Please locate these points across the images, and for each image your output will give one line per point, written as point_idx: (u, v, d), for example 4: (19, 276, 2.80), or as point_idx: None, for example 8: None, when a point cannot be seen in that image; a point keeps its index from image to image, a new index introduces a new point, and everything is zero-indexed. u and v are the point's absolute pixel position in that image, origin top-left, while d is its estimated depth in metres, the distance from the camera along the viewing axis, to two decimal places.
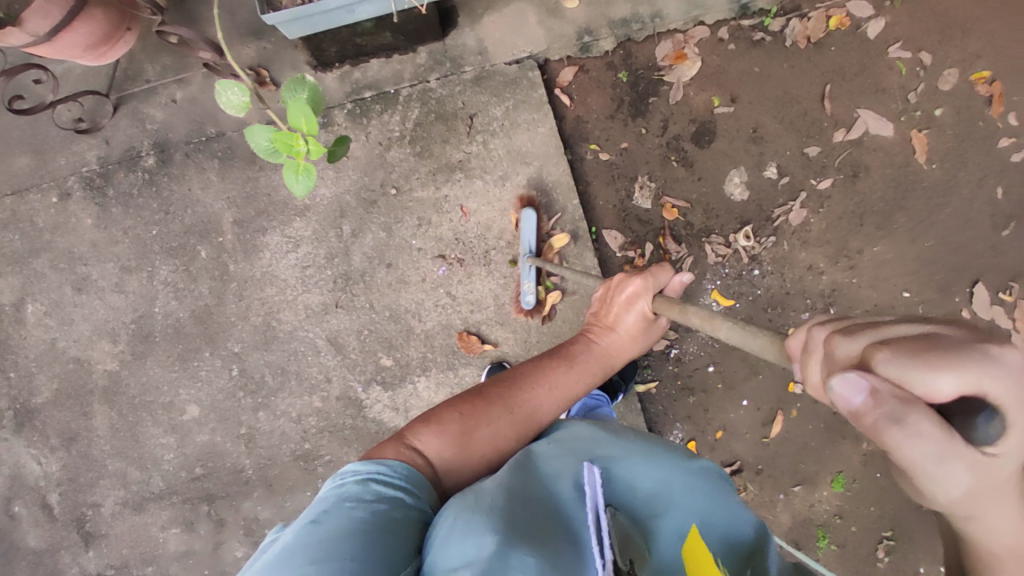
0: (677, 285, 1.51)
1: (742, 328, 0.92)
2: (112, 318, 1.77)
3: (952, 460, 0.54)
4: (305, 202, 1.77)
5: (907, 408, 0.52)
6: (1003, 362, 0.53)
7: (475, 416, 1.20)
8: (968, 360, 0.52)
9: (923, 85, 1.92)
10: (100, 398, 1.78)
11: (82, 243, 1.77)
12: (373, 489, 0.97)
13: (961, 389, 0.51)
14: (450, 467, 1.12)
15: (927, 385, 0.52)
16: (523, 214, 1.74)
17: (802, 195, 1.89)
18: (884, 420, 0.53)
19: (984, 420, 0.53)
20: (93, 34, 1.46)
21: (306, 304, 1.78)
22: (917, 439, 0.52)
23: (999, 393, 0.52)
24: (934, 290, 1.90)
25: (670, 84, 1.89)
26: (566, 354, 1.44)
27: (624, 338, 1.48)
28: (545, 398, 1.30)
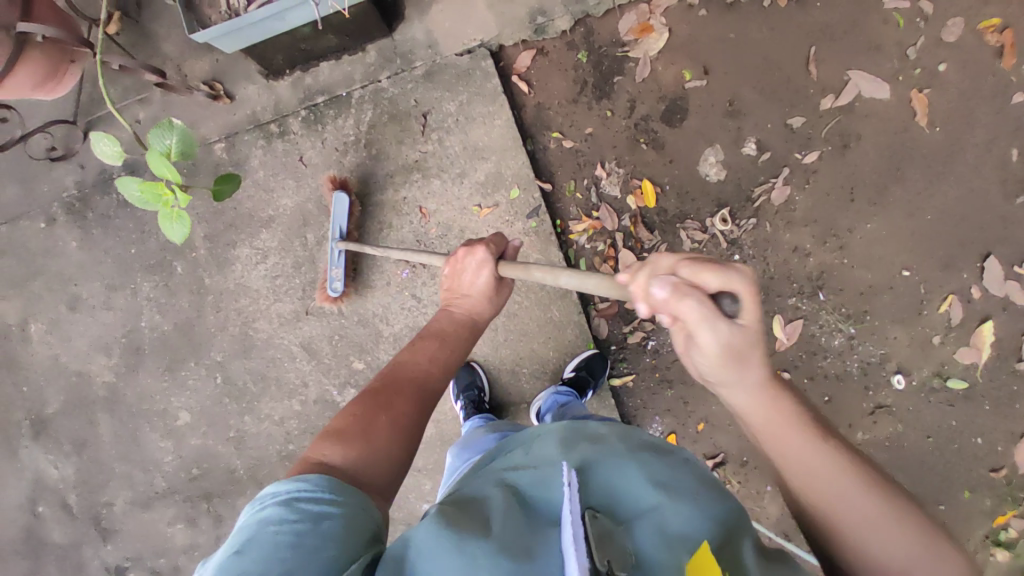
0: (511, 251, 1.38)
1: (575, 273, 1.01)
2: (105, 333, 1.88)
3: (714, 324, 0.74)
4: (269, 212, 1.80)
5: (690, 292, 0.73)
6: (748, 273, 0.74)
7: (367, 409, 1.03)
8: (725, 270, 0.73)
9: (923, 39, 1.73)
10: (103, 408, 1.91)
11: (71, 265, 1.88)
12: (298, 506, 0.82)
13: (722, 285, 0.73)
14: (361, 463, 0.94)
15: (706, 279, 0.73)
16: (335, 197, 1.70)
17: (785, 171, 1.76)
18: (673, 296, 0.73)
19: (731, 304, 0.74)
20: (35, 74, 1.45)
21: (279, 313, 1.81)
22: (689, 309, 0.73)
23: (743, 290, 0.73)
24: (936, 267, 1.77)
25: (636, 60, 1.77)
26: (434, 329, 1.28)
27: (476, 301, 1.33)
28: (427, 371, 1.15)
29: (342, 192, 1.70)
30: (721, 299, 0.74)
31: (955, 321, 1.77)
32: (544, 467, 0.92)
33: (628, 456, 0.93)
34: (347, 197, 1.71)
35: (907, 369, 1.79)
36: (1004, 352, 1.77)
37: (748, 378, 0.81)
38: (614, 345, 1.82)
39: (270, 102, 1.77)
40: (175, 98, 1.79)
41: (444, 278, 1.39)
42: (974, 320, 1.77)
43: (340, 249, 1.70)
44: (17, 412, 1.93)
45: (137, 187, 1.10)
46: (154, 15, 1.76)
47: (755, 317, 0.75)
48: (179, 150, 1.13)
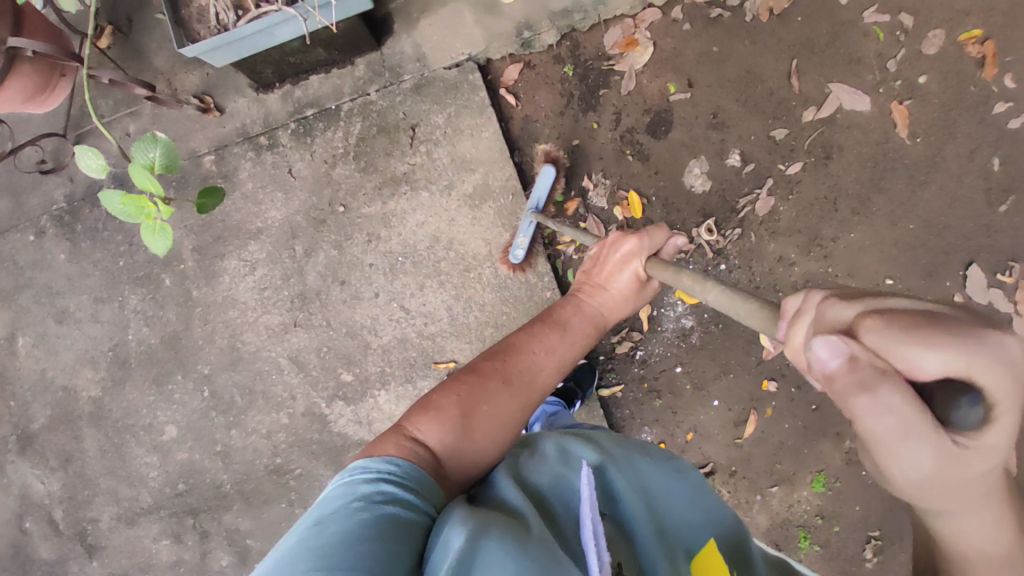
0: (670, 249, 1.36)
1: (731, 291, 0.83)
2: (92, 347, 1.87)
3: (918, 439, 0.54)
4: (257, 225, 1.80)
5: (885, 379, 0.52)
6: (1012, 351, 0.53)
7: (473, 395, 1.08)
8: (975, 346, 0.51)
9: (903, 51, 1.77)
10: (89, 422, 1.89)
11: (58, 278, 1.87)
12: (383, 490, 0.85)
13: (950, 370, 0.51)
14: (454, 455, 1.00)
15: (906, 357, 0.52)
16: (465, 171, 1.71)
17: (768, 182, 1.78)
18: (864, 386, 0.52)
19: (970, 405, 0.52)
20: (26, 87, 1.46)
21: (267, 325, 1.81)
22: (881, 404, 0.52)
23: (994, 382, 0.52)
24: (920, 275, 1.79)
25: (621, 73, 1.79)
26: (559, 317, 1.32)
27: (616, 297, 1.37)
28: (541, 365, 1.20)
29: None
30: (943, 390, 0.52)
31: None
32: (557, 469, 0.97)
33: (630, 461, 1.04)
34: (478, 172, 1.71)
35: None
36: None
37: (954, 501, 0.61)
38: (603, 355, 1.84)
39: (260, 115, 1.78)
40: (165, 111, 1.80)
41: (589, 261, 1.45)
42: None
43: None
44: (1, 427, 1.91)
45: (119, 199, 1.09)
46: (145, 29, 1.77)
47: (1006, 428, 0.55)
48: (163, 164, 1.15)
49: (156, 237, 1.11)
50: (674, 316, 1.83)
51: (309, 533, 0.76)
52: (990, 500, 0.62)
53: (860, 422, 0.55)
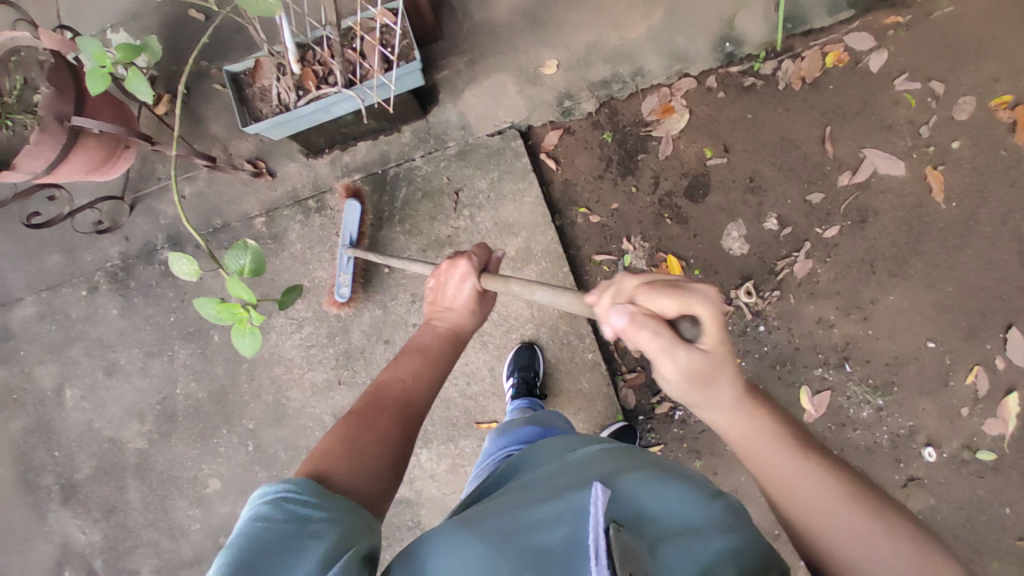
0: (495, 263, 1.35)
1: (551, 289, 1.01)
2: (139, 400, 1.92)
3: (667, 355, 0.77)
4: (305, 283, 1.86)
5: (644, 317, 0.76)
6: (709, 291, 0.78)
7: (355, 422, 0.99)
8: (686, 293, 0.77)
9: (935, 117, 1.80)
10: (133, 474, 1.93)
11: (110, 332, 1.93)
12: (286, 508, 0.78)
13: (680, 311, 0.76)
14: (348, 475, 0.90)
15: (662, 304, 0.77)
16: (347, 205, 1.76)
17: (806, 245, 1.81)
18: (640, 329, 0.76)
19: (693, 328, 0.77)
20: (90, 160, 1.51)
21: (311, 382, 1.85)
22: (644, 337, 0.76)
23: (705, 316, 0.76)
24: (960, 338, 1.79)
25: (659, 139, 1.84)
26: (420, 343, 1.22)
27: (458, 315, 1.28)
28: (414, 384, 1.10)
29: (356, 201, 1.76)
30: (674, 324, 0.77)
31: (982, 393, 1.78)
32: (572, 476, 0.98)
33: (646, 476, 0.98)
34: (361, 206, 1.77)
35: (937, 442, 1.79)
36: None
37: (724, 406, 0.84)
38: (642, 415, 1.85)
39: (310, 179, 1.86)
40: (220, 175, 1.88)
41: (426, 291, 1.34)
42: (997, 392, 1.78)
43: (349, 254, 1.75)
44: (48, 476, 1.96)
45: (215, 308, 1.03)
46: (204, 99, 1.86)
47: (724, 347, 0.79)
48: (251, 268, 1.04)
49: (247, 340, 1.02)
50: None
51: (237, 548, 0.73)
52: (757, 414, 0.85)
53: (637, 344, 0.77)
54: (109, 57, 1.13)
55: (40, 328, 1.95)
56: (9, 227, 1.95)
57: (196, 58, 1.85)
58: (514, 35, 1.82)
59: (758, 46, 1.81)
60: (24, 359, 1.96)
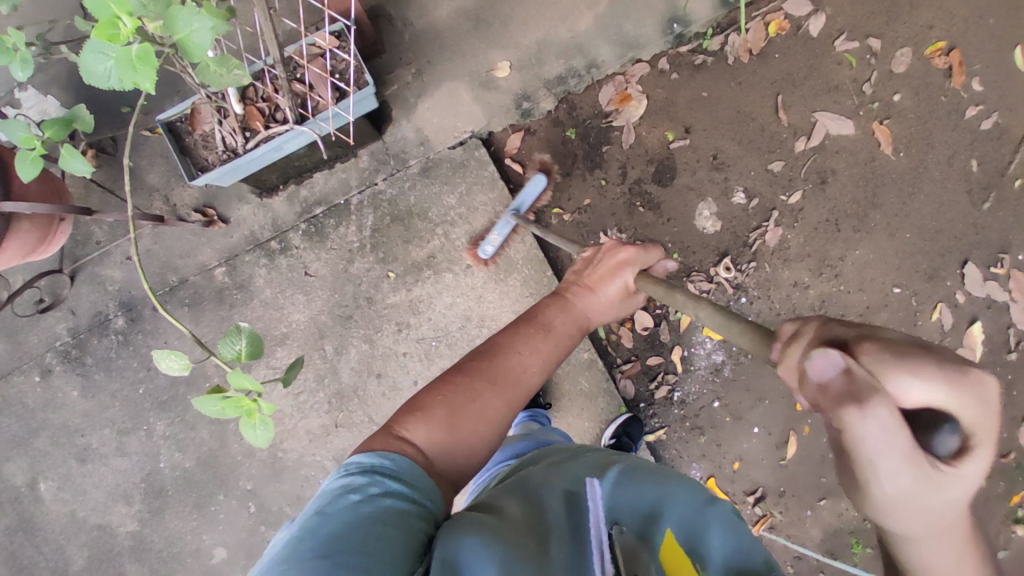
0: (659, 270, 1.41)
1: (718, 311, 0.95)
2: (122, 481, 1.79)
3: (900, 449, 0.61)
4: (282, 329, 1.76)
5: (879, 401, 0.59)
6: (991, 393, 0.62)
7: (460, 394, 1.03)
8: (962, 383, 0.61)
9: (876, 73, 1.88)
10: (130, 558, 1.81)
11: (74, 415, 1.78)
12: (379, 484, 0.83)
13: (919, 400, 0.61)
14: (446, 452, 0.97)
15: (895, 381, 0.61)
16: (536, 177, 1.78)
17: (775, 213, 1.86)
18: (847, 397, 0.60)
19: (943, 430, 0.63)
20: (25, 243, 1.36)
21: (307, 430, 1.77)
22: (879, 423, 0.60)
23: (958, 411, 0.62)
24: (923, 279, 1.90)
25: (620, 128, 1.84)
26: (542, 318, 1.24)
27: (603, 302, 1.31)
28: (525, 363, 1.13)
29: (543, 174, 1.78)
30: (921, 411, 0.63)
31: (948, 326, 1.91)
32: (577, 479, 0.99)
33: (640, 472, 1.01)
34: (546, 180, 1.79)
35: None
36: (995, 346, 1.93)
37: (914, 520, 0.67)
38: (643, 402, 1.87)
39: (268, 220, 1.75)
40: (166, 228, 1.74)
41: (581, 264, 1.40)
42: (965, 322, 1.91)
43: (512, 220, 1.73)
44: None
45: (219, 400, 1.05)
46: (134, 148, 1.71)
47: (971, 459, 0.65)
48: (249, 354, 1.04)
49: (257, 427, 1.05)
50: (705, 353, 1.88)
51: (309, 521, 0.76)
52: (950, 530, 0.69)
53: (853, 434, 0.61)
54: (37, 138, 1.04)
55: None
56: None
57: (115, 104, 1.68)
58: (460, 39, 1.75)
59: (705, 23, 1.82)
60: None
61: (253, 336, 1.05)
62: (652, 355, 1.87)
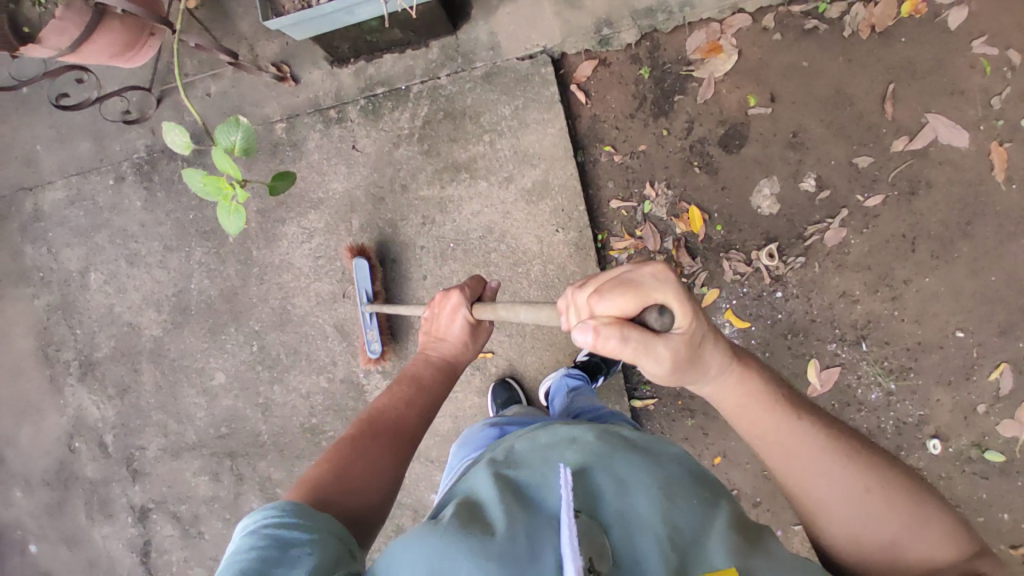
0: (492, 292, 1.33)
1: (531, 307, 1.00)
2: (156, 290, 2.01)
3: (649, 350, 0.71)
4: (319, 194, 1.86)
5: (611, 326, 0.69)
6: (664, 273, 0.72)
7: (345, 457, 0.97)
8: (639, 285, 0.71)
9: (1010, 89, 1.61)
10: (147, 359, 2.05)
11: (132, 222, 2.01)
12: (264, 536, 0.78)
13: (645, 305, 0.71)
14: (343, 502, 0.91)
15: (609, 305, 0.71)
16: (356, 263, 1.76)
17: (843, 212, 1.68)
18: (609, 343, 0.69)
19: (663, 318, 0.70)
20: (115, 44, 1.52)
21: (317, 292, 1.89)
22: (615, 344, 0.69)
23: (669, 296, 0.70)
24: (996, 332, 1.65)
25: (699, 80, 1.72)
26: (403, 374, 1.20)
27: (455, 346, 1.26)
28: (397, 413, 1.09)
29: (363, 260, 1.76)
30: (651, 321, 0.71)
31: (1005, 392, 1.66)
32: (531, 468, 0.89)
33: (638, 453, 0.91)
34: (368, 263, 1.77)
35: (946, 436, 1.68)
36: None
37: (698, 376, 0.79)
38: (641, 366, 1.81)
39: (333, 88, 1.82)
40: (245, 76, 1.87)
41: (424, 323, 1.34)
42: None
43: (369, 312, 1.77)
44: (68, 351, 2.09)
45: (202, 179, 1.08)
46: None
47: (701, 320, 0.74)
48: (242, 147, 1.18)
49: (229, 214, 1.04)
50: None
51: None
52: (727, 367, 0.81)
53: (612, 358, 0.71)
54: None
55: (69, 212, 2.04)
56: (47, 110, 2.01)
57: None
58: None
59: None
60: (53, 240, 2.06)
61: (246, 134, 1.20)
62: None
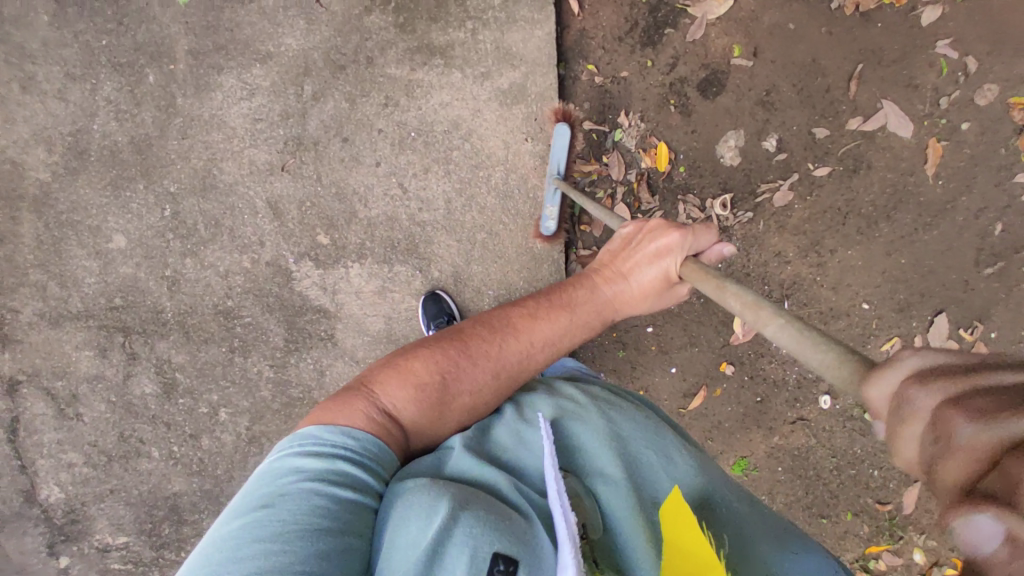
0: (710, 257, 1.09)
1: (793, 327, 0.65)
2: (48, 125, 1.69)
3: None
4: (269, 48, 1.64)
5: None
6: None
7: (455, 372, 1.03)
8: None
9: (957, 93, 1.75)
10: (28, 206, 1.73)
11: (34, 41, 1.65)
12: (339, 468, 0.87)
13: None
14: (419, 431, 0.99)
15: None
16: (557, 129, 1.63)
17: (793, 176, 1.77)
18: None
19: None
20: None
21: (252, 160, 1.68)
22: None
23: None
24: (893, 308, 1.84)
25: (693, 18, 1.71)
26: (564, 298, 1.15)
27: (634, 294, 1.13)
28: (526, 352, 1.09)
29: (567, 127, 1.64)
30: None
31: None
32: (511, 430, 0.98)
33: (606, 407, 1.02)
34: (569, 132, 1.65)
35: (835, 393, 1.87)
36: None
37: None
38: None
39: None
40: None
41: (618, 241, 1.18)
42: None
43: (556, 186, 1.64)
44: None
45: None
46: None
47: None
48: None
49: None
50: None
51: (257, 513, 0.81)
52: None
53: None
54: None
55: None
56: None
57: None
58: None
59: None
60: None
61: None
62: None
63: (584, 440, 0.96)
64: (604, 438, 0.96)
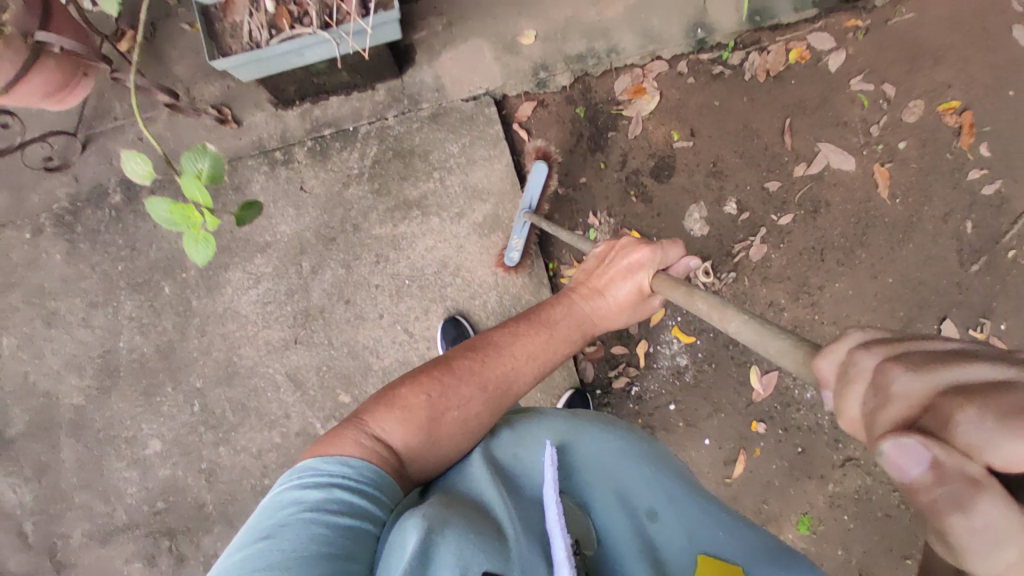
0: (681, 268, 1.29)
1: (754, 324, 0.76)
2: (78, 353, 1.82)
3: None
4: (265, 238, 1.81)
5: (976, 493, 0.40)
6: None
7: (444, 395, 1.05)
8: None
9: (886, 118, 1.91)
10: (67, 432, 1.82)
11: (51, 278, 1.82)
12: (335, 497, 0.87)
13: None
14: (416, 455, 1.00)
15: (1003, 456, 0.40)
16: (535, 166, 1.78)
17: (762, 230, 1.89)
18: (946, 494, 0.41)
19: None
20: (49, 83, 1.54)
21: (267, 340, 1.80)
22: (977, 517, 0.41)
23: None
24: (898, 326, 1.90)
25: (629, 118, 1.89)
26: (545, 316, 1.24)
27: (611, 307, 1.27)
28: (517, 368, 1.14)
29: (543, 162, 1.78)
30: None
31: None
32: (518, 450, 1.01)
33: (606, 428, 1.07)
34: (547, 168, 1.79)
35: None
36: None
37: None
38: (599, 389, 1.88)
39: (277, 130, 1.81)
40: (181, 119, 1.81)
41: (593, 262, 1.36)
42: None
43: (527, 220, 1.76)
44: None
45: (167, 208, 1.21)
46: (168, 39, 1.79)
47: None
48: (209, 172, 1.22)
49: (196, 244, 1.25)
50: (670, 353, 1.87)
51: (256, 545, 0.81)
52: None
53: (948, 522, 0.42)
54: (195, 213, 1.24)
55: None
56: None
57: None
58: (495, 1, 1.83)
59: (728, 36, 1.89)
60: None
61: (213, 162, 1.23)
62: (618, 344, 1.88)
63: (584, 457, 1.02)
64: (599, 458, 1.03)
